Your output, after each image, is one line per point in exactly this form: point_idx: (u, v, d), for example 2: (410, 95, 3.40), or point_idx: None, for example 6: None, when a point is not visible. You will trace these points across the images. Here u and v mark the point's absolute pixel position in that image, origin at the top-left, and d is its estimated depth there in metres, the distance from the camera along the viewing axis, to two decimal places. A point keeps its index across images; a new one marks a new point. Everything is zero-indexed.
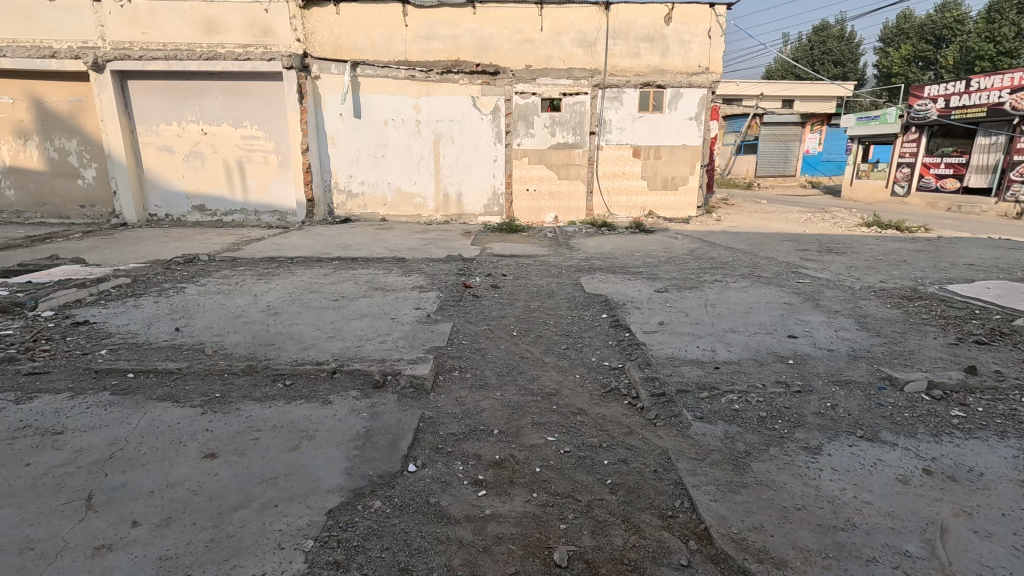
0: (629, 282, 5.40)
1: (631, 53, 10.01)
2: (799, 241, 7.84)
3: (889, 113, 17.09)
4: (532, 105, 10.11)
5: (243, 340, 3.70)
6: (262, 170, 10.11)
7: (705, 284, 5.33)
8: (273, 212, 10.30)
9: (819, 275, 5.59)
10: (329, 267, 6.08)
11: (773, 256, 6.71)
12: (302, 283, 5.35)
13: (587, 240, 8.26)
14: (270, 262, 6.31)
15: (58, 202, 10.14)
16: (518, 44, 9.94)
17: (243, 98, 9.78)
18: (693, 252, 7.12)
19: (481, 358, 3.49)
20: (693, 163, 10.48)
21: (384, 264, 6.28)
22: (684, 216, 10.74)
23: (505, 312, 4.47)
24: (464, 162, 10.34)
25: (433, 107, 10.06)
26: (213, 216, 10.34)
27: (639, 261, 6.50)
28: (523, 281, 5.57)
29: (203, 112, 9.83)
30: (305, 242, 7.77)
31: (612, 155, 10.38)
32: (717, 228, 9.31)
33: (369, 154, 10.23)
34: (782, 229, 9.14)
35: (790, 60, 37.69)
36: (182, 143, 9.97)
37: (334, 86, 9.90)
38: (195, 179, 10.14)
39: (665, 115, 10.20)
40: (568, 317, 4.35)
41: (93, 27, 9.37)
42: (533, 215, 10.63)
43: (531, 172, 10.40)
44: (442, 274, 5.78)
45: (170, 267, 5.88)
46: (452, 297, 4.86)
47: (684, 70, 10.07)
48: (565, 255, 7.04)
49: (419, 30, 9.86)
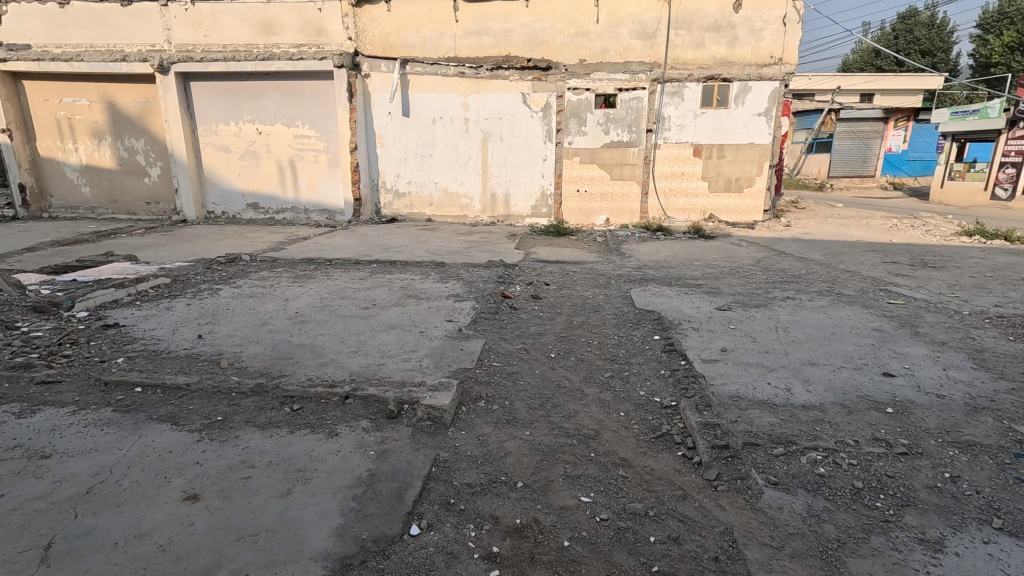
0: (687, 297, 4.83)
1: (694, 44, 9.28)
2: (886, 252, 6.92)
3: (991, 106, 15.19)
4: (585, 101, 9.58)
5: (263, 352, 3.49)
6: (312, 169, 10.17)
7: (775, 302, 4.67)
8: (322, 211, 10.35)
9: (916, 295, 4.78)
10: (366, 271, 5.87)
11: (855, 269, 5.90)
12: (336, 288, 5.16)
13: (639, 245, 7.69)
14: (309, 264, 6.20)
15: (127, 200, 10.65)
16: (571, 38, 9.45)
17: (295, 98, 9.86)
18: (759, 262, 6.40)
19: (511, 386, 3.08)
20: (761, 163, 9.60)
21: (422, 268, 6.01)
22: (749, 220, 9.87)
23: (543, 329, 4.05)
24: (512, 162, 9.97)
25: (482, 104, 9.75)
26: (266, 214, 10.53)
27: (698, 272, 5.89)
28: (567, 292, 5.12)
29: (258, 112, 10.00)
30: (349, 243, 7.67)
31: (670, 155, 9.68)
32: (787, 234, 8.45)
33: (417, 153, 10.07)
34: (864, 237, 8.15)
35: (871, 50, 34.78)
36: (239, 143, 10.20)
37: (384, 85, 9.80)
38: (250, 178, 10.35)
39: (730, 111, 9.39)
40: (614, 337, 3.87)
41: (160, 31, 9.74)
42: (583, 218, 10.10)
43: (582, 172, 9.88)
44: (481, 282, 5.43)
45: (211, 267, 5.86)
46: (488, 309, 4.49)
47: (754, 61, 9.22)
48: (615, 262, 6.51)
49: (469, 25, 9.57)
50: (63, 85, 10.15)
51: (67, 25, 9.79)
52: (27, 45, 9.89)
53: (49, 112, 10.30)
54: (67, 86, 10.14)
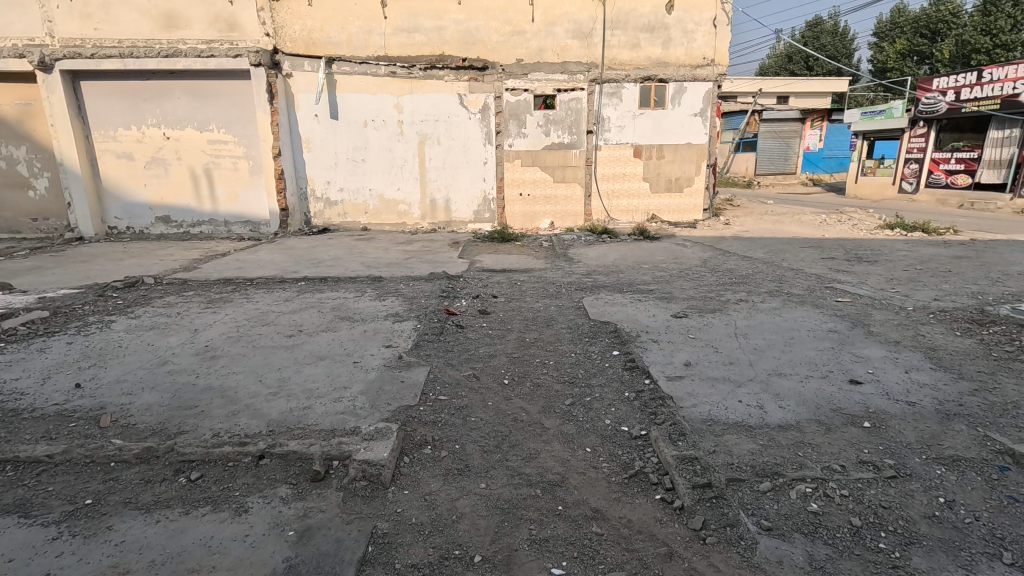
0: (641, 305, 4.62)
1: (630, 45, 9.24)
2: (821, 247, 7.11)
3: (896, 107, 16.34)
4: (524, 102, 9.33)
5: (158, 401, 2.89)
6: (231, 178, 9.28)
7: (729, 305, 4.55)
8: (244, 222, 9.47)
9: (860, 291, 4.82)
10: (292, 290, 5.26)
11: (798, 267, 5.95)
12: (256, 313, 4.54)
13: (587, 249, 7.49)
14: (226, 285, 5.50)
15: (8, 216, 9.27)
16: (507, 37, 9.15)
17: (208, 99, 8.95)
18: (706, 263, 6.34)
19: (461, 423, 2.69)
20: (699, 163, 9.73)
21: (357, 285, 5.47)
22: (689, 220, 9.97)
23: (494, 350, 3.68)
24: (452, 166, 9.54)
25: (417, 105, 9.26)
26: (179, 227, 9.50)
27: (648, 276, 5.73)
28: (516, 305, 4.78)
29: (165, 115, 8.99)
30: (274, 258, 6.97)
31: (611, 156, 9.61)
32: (727, 233, 8.56)
33: (348, 158, 9.42)
34: (798, 233, 8.40)
35: (785, 55, 37.10)
36: (143, 150, 9.13)
37: (308, 85, 9.10)
38: (158, 188, 9.30)
39: (668, 111, 9.45)
40: (571, 355, 3.57)
41: (39, 22, 8.52)
42: (528, 222, 9.84)
43: (524, 175, 9.61)
44: (422, 297, 4.98)
45: (105, 293, 5.05)
46: (432, 329, 4.07)
47: (687, 62, 9.32)
48: (563, 269, 6.25)
49: (399, 22, 9.05)
50: None
51: None
52: None
53: None
54: None
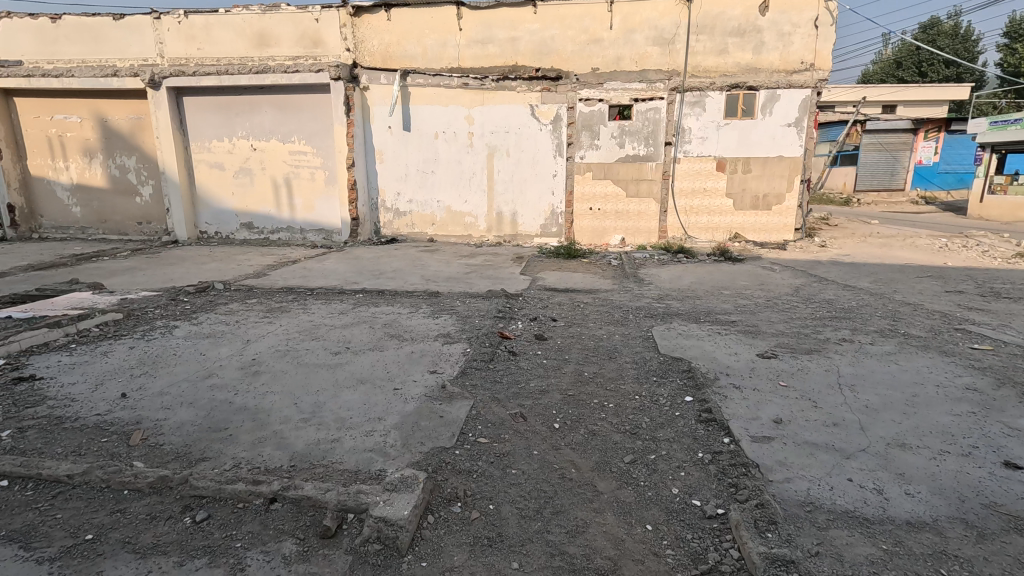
0: (721, 339, 4.04)
1: (717, 51, 8.57)
2: (943, 278, 6.06)
3: None
4: (598, 113, 8.91)
5: (192, 419, 2.78)
6: (308, 187, 9.62)
7: (829, 346, 3.85)
8: (319, 231, 9.77)
9: (1004, 338, 3.92)
10: (349, 303, 5.18)
11: (915, 301, 5.05)
12: (309, 325, 4.47)
13: (659, 270, 6.91)
14: (288, 294, 5.54)
15: (118, 219, 10.20)
16: (582, 45, 8.81)
17: (292, 112, 9.35)
18: (798, 292, 5.57)
19: (500, 476, 2.33)
20: (792, 178, 8.78)
21: (413, 300, 5.29)
22: (778, 240, 9.02)
23: (547, 384, 3.30)
24: (520, 178, 9.30)
25: (487, 117, 9.13)
26: (260, 234, 9.98)
27: (729, 304, 5.09)
28: (577, 331, 4.36)
29: (253, 128, 9.51)
30: (340, 267, 7.03)
31: (691, 169, 8.93)
32: (823, 256, 7.62)
33: (418, 170, 9.46)
34: (912, 259, 7.29)
35: (893, 61, 33.78)
36: (232, 160, 9.70)
37: (384, 98, 9.25)
38: (244, 196, 9.83)
39: (757, 122, 8.64)
40: (635, 398, 3.10)
41: (152, 45, 9.34)
42: (597, 238, 9.36)
43: (594, 188, 9.17)
44: (477, 317, 4.70)
45: (177, 297, 5.23)
46: (482, 355, 3.76)
47: (782, 68, 8.48)
48: (632, 291, 5.73)
49: (474, 34, 8.98)
50: (55, 102, 9.78)
51: (59, 40, 9.44)
52: (19, 61, 9.57)
53: (41, 129, 9.93)
54: (59, 103, 9.78)
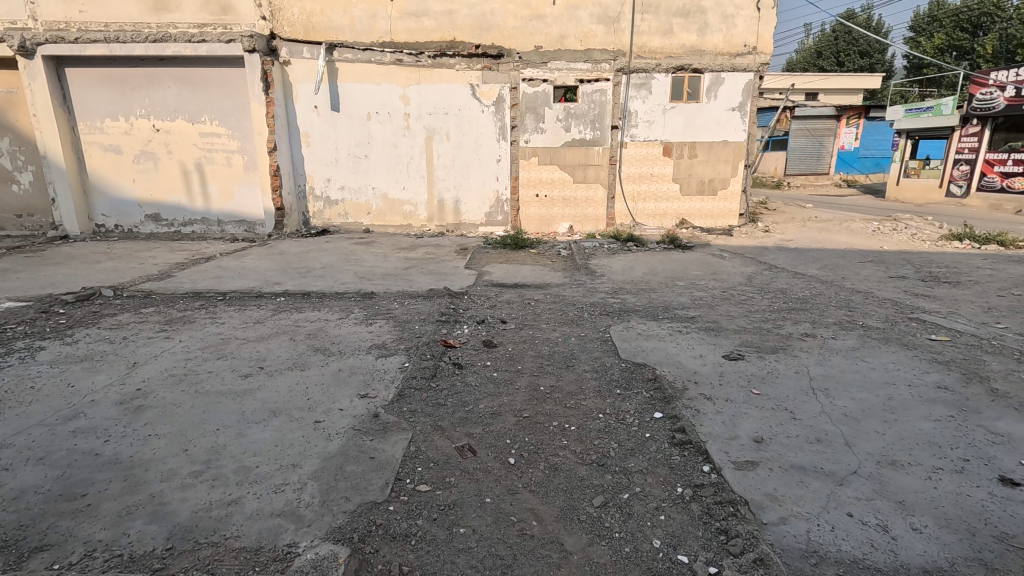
0: (684, 339, 3.75)
1: (662, 31, 8.30)
2: (883, 263, 6.15)
3: (944, 103, 15.23)
4: (542, 94, 8.47)
5: (34, 484, 2.11)
6: (224, 173, 8.60)
7: (794, 343, 3.65)
8: (239, 222, 8.79)
9: (958, 327, 3.87)
10: (267, 310, 4.49)
11: (865, 289, 5.01)
12: (217, 340, 3.78)
13: (610, 260, 6.61)
14: (195, 300, 4.76)
15: None
16: (525, 21, 8.27)
17: (200, 88, 8.25)
18: (751, 282, 5.42)
19: (446, 539, 1.88)
20: (736, 163, 8.76)
21: (344, 303, 4.68)
22: (724, 225, 9.00)
23: (499, 406, 2.86)
24: (462, 163, 8.72)
25: (424, 97, 8.46)
26: (169, 226, 8.85)
27: (686, 297, 4.86)
28: (529, 335, 3.94)
29: (154, 106, 8.33)
30: (261, 264, 6.24)
31: (638, 154, 8.70)
32: (768, 242, 7.63)
33: (350, 153, 8.66)
34: (851, 243, 7.43)
35: (813, 52, 35.51)
36: (131, 142, 8.48)
37: (307, 74, 8.34)
38: (148, 184, 8.65)
39: (702, 105, 8.50)
40: (599, 417, 2.73)
41: (21, 4, 7.90)
42: (544, 226, 8.99)
43: (541, 174, 8.76)
44: (417, 322, 4.17)
45: (51, 309, 4.34)
46: (424, 370, 3.26)
47: (726, 50, 8.34)
48: (585, 285, 5.38)
49: (406, 5, 8.22)
50: None
51: None
52: None
53: None
54: None
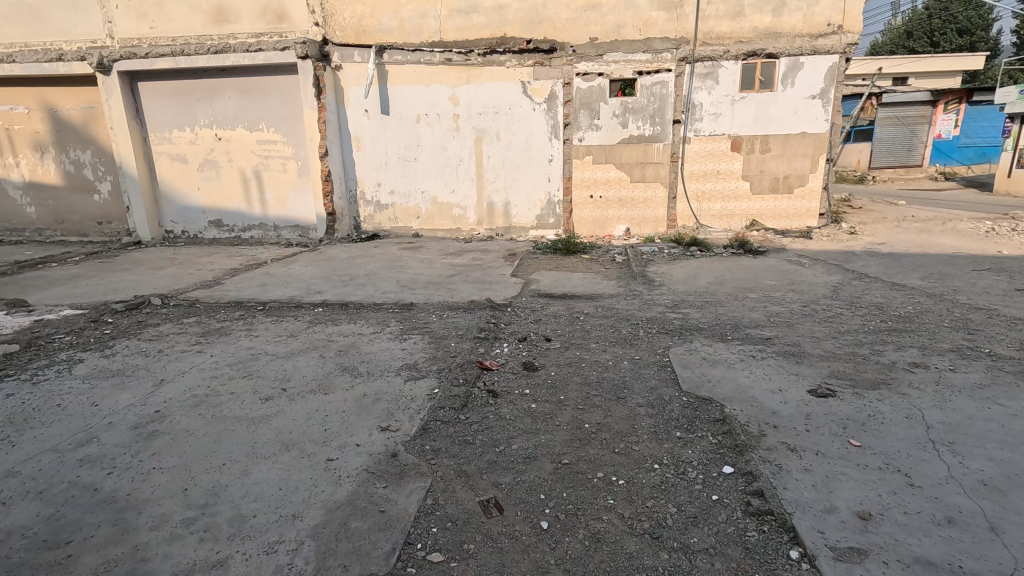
0: (760, 367, 3.18)
1: (731, 14, 7.55)
2: (1005, 271, 5.18)
3: None
4: (597, 89, 7.96)
5: (23, 526, 1.96)
6: (280, 180, 8.74)
7: (901, 376, 2.99)
8: (293, 227, 8.92)
9: None
10: (303, 322, 4.33)
11: (986, 305, 4.17)
12: (247, 355, 3.63)
13: (670, 267, 6.02)
14: (236, 310, 4.70)
15: (77, 220, 9.34)
16: (579, 12, 7.80)
17: (257, 97, 8.42)
18: (838, 295, 4.69)
19: None
20: (816, 157, 7.84)
21: (380, 315, 4.44)
22: (801, 227, 8.10)
23: (536, 448, 2.46)
24: (512, 164, 8.38)
25: (474, 96, 8.18)
26: (230, 232, 9.12)
27: (760, 312, 4.24)
28: (575, 357, 3.51)
29: (216, 115, 8.59)
30: (307, 272, 6.18)
31: (702, 150, 8.00)
32: (856, 245, 6.72)
33: (399, 157, 8.54)
34: (959, 247, 6.39)
35: (903, 32, 32.26)
36: (196, 151, 8.79)
37: (358, 78, 8.30)
38: (211, 191, 8.95)
39: (777, 94, 7.68)
40: (654, 469, 2.26)
41: (100, 24, 8.37)
42: (599, 229, 8.47)
43: (595, 174, 8.25)
44: (454, 338, 3.85)
45: (101, 319, 4.40)
46: (455, 398, 2.92)
47: (806, 31, 7.47)
48: (641, 297, 4.86)
49: (456, 2, 7.97)
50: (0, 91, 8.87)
51: None
52: None
53: None
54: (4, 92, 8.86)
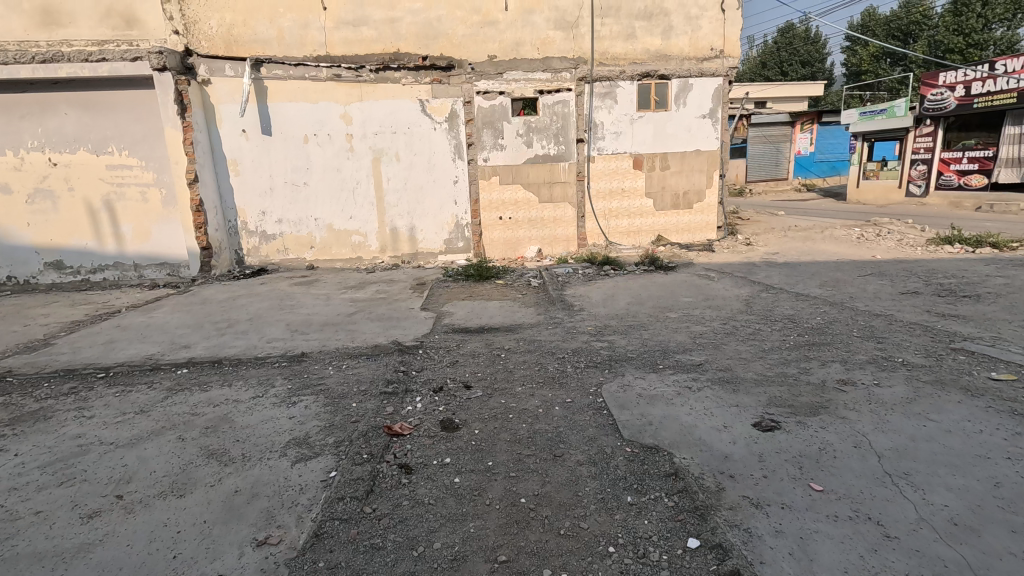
0: (700, 401, 2.93)
1: (624, 35, 7.71)
2: (886, 275, 5.58)
3: (898, 105, 15.04)
4: (500, 108, 7.72)
5: None
6: (139, 210, 7.44)
7: (836, 398, 2.89)
8: (160, 265, 7.63)
9: (1014, 358, 3.22)
10: (159, 390, 3.45)
11: (881, 311, 4.38)
12: (71, 449, 2.73)
13: (587, 289, 5.82)
14: (66, 381, 3.66)
15: None
16: (475, 29, 7.53)
17: (104, 114, 7.13)
18: (752, 309, 4.72)
19: None
20: (710, 173, 8.20)
21: (264, 372, 3.68)
22: (702, 240, 8.41)
23: (464, 544, 1.96)
24: (415, 186, 7.84)
25: (368, 115, 7.57)
26: (75, 274, 7.58)
27: (684, 334, 4.09)
28: (501, 406, 3.07)
29: (49, 136, 7.13)
30: (172, 321, 5.15)
31: (607, 168, 8.04)
32: (755, 257, 7.02)
33: (286, 181, 7.66)
34: (841, 253, 6.89)
35: (758, 62, 36.48)
36: (22, 179, 7.22)
37: (231, 94, 7.34)
38: (46, 227, 7.39)
39: (671, 114, 7.94)
40: (611, 556, 1.86)
41: None
42: (510, 251, 8.17)
43: (503, 195, 7.97)
44: (356, 396, 3.23)
45: None
46: (358, 482, 2.34)
47: (692, 54, 7.82)
48: (563, 325, 4.55)
49: (341, 14, 7.35)
50: None
51: None
52: None
53: None
54: None
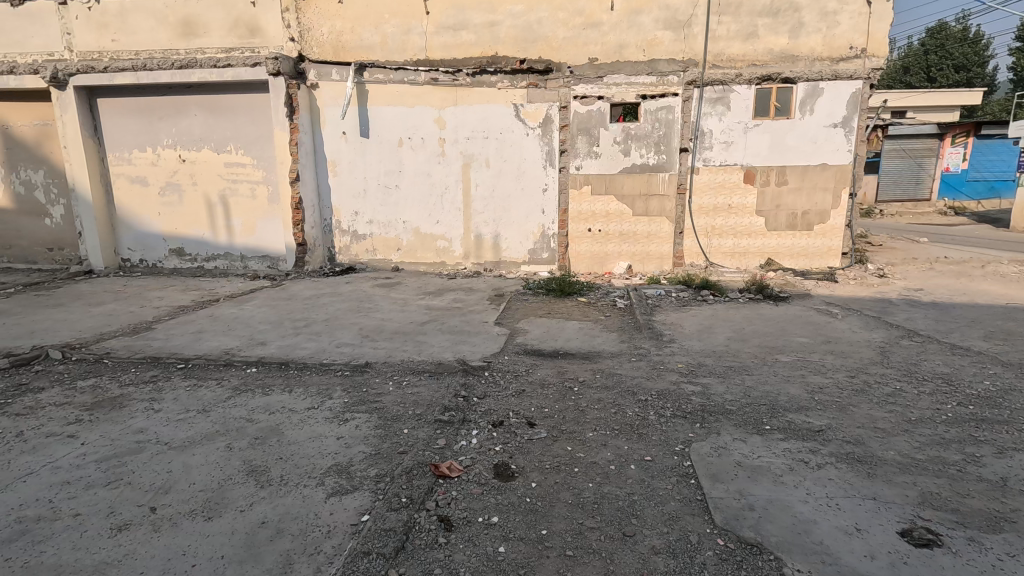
0: (821, 486, 2.28)
1: (744, 35, 6.91)
2: None
3: None
4: (597, 113, 7.26)
5: None
6: (248, 206, 7.95)
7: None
8: (262, 257, 8.09)
9: None
10: (225, 389, 3.45)
11: None
12: (129, 445, 2.72)
13: (680, 316, 5.17)
14: (150, 369, 3.80)
15: (26, 245, 8.52)
16: (577, 31, 7.15)
17: (226, 116, 7.71)
18: (889, 360, 3.84)
19: None
20: (838, 192, 7.10)
21: (325, 381, 3.56)
22: (822, 267, 7.31)
23: None
24: (502, 193, 7.61)
25: (461, 119, 7.47)
26: (192, 261, 8.27)
27: (799, 386, 3.38)
28: (566, 455, 2.63)
29: (180, 135, 7.85)
30: (257, 315, 5.31)
31: (712, 182, 7.26)
32: (891, 292, 5.89)
33: (379, 183, 7.78)
34: (1011, 296, 5.56)
35: (899, 68, 32.36)
36: (157, 174, 8.02)
37: (336, 98, 7.60)
38: (172, 218, 8.14)
39: (794, 122, 6.98)
40: None
41: (58, 36, 7.69)
42: (597, 265, 7.65)
43: (594, 205, 7.48)
44: (409, 421, 2.96)
45: None
46: (390, 535, 2.02)
47: (825, 55, 6.83)
48: (648, 357, 4.00)
49: (443, 18, 7.33)
50: None
51: None
52: None
53: None
54: None
